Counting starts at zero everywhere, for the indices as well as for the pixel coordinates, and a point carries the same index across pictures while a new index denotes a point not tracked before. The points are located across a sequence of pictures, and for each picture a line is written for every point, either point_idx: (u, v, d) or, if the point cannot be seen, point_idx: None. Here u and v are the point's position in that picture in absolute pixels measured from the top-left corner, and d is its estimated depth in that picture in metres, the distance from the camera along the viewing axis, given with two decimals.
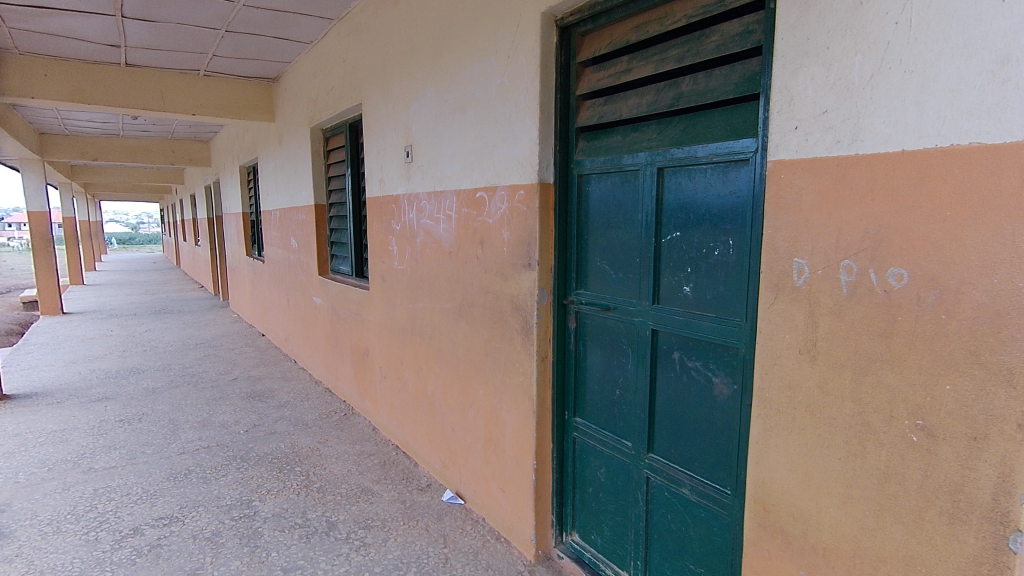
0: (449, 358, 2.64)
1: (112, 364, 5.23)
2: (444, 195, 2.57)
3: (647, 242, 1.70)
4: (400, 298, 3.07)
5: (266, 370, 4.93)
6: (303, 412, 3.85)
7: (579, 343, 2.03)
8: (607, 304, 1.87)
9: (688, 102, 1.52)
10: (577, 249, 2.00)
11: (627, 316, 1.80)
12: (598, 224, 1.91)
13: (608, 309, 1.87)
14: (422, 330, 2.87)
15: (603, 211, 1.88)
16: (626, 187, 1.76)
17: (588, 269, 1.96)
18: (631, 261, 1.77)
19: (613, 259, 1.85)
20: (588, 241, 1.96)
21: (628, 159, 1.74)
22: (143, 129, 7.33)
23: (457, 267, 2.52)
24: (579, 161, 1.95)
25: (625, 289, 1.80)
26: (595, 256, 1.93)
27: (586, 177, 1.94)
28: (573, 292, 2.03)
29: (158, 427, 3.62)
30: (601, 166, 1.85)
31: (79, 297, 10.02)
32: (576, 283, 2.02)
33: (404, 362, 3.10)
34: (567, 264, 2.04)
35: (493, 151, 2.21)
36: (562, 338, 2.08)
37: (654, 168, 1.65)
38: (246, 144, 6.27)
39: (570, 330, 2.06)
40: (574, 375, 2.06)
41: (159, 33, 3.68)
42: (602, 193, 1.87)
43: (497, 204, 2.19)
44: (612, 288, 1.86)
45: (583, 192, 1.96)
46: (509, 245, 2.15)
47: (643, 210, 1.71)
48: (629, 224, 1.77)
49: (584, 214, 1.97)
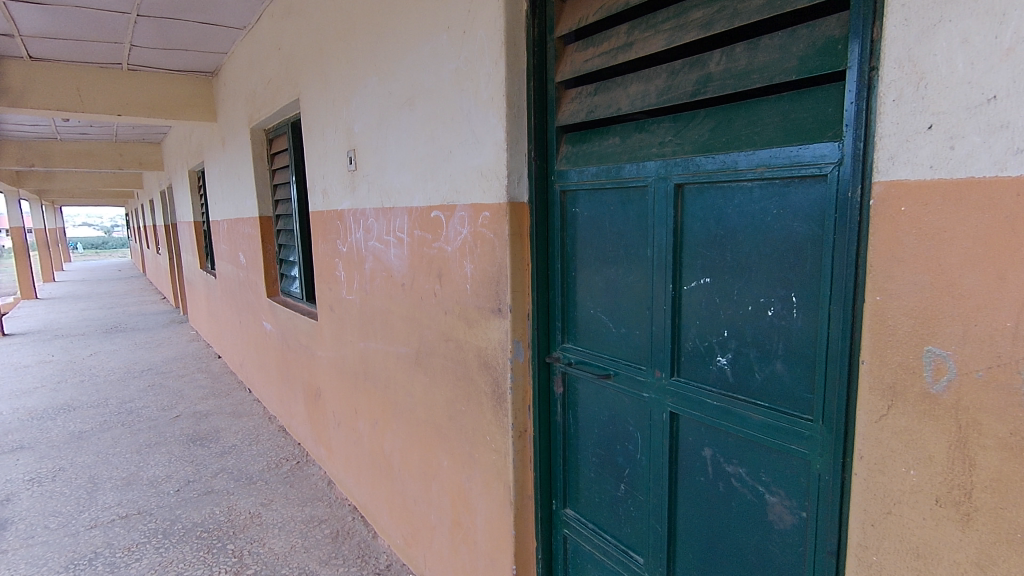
0: (407, 415, 2.13)
1: (41, 400, 4.61)
2: (393, 213, 2.05)
3: (660, 290, 1.20)
4: (351, 334, 2.55)
5: (215, 404, 4.37)
6: (249, 462, 3.31)
7: (570, 413, 1.54)
8: (606, 368, 1.38)
9: (720, 88, 1.03)
10: (563, 290, 1.50)
11: (634, 388, 1.30)
12: (590, 259, 1.41)
13: (606, 376, 1.37)
14: (375, 376, 2.35)
15: (596, 241, 1.38)
16: (630, 211, 1.27)
17: (578, 318, 1.47)
18: (639, 313, 1.27)
19: (611, 309, 1.35)
20: (578, 280, 1.46)
21: (631, 173, 1.23)
22: (81, 132, 6.66)
23: (411, 304, 2.00)
24: (563, 172, 1.44)
25: (631, 350, 1.31)
26: (587, 302, 1.43)
27: (573, 194, 1.43)
28: (559, 347, 1.53)
29: (73, 488, 3.06)
30: (592, 179, 1.35)
31: (26, 315, 9.26)
32: (563, 335, 1.53)
33: (357, 411, 2.58)
34: (550, 309, 1.54)
35: (448, 159, 1.70)
36: (546, 406, 1.58)
37: (670, 185, 1.15)
38: (192, 147, 5.66)
39: (556, 394, 1.57)
40: (563, 455, 1.57)
41: (57, 18, 3.08)
42: (593, 218, 1.37)
43: (456, 228, 1.69)
44: (612, 346, 1.36)
45: (569, 214, 1.46)
46: (473, 282, 1.64)
47: (654, 244, 1.21)
48: (634, 264, 1.27)
49: (571, 243, 1.47)
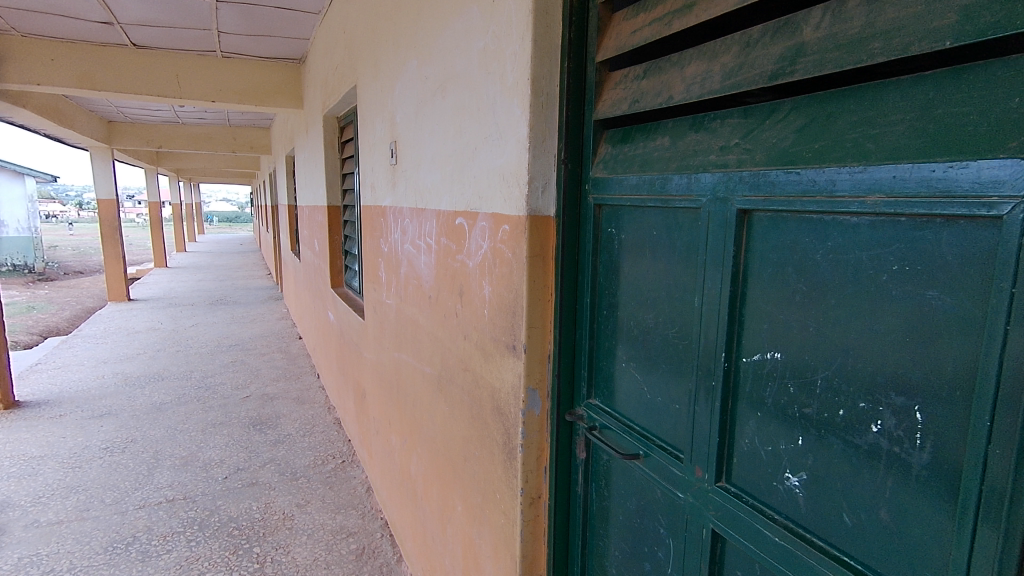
0: (429, 442, 1.90)
1: (138, 367, 4.97)
2: (425, 215, 1.82)
3: (706, 358, 0.84)
4: (388, 342, 2.37)
5: (284, 387, 4.45)
6: (298, 455, 3.28)
7: (594, 487, 1.22)
8: (635, 444, 1.04)
9: (817, 66, 0.66)
10: (593, 332, 1.18)
11: (669, 483, 0.95)
12: (625, 297, 1.06)
13: (635, 457, 1.03)
14: (405, 391, 2.15)
15: (633, 276, 1.03)
16: (676, 243, 0.91)
17: (610, 371, 1.14)
18: (680, 382, 0.92)
19: (647, 369, 1.01)
20: (611, 323, 1.12)
21: (679, 190, 0.88)
22: (198, 117, 7.14)
23: (436, 321, 1.76)
24: (599, 180, 1.11)
25: (668, 430, 0.96)
26: (620, 353, 1.10)
27: (610, 212, 1.09)
28: (585, 402, 1.21)
29: (137, 462, 3.18)
30: (631, 194, 1.00)
31: (153, 281, 10.29)
32: (590, 387, 1.20)
33: (392, 424, 2.41)
34: (577, 353, 1.22)
35: (473, 158, 1.43)
36: (566, 471, 1.27)
37: (731, 211, 0.78)
38: (287, 134, 5.84)
39: (578, 459, 1.25)
40: (583, 535, 1.25)
41: (147, 6, 3.17)
42: (632, 245, 1.03)
43: (477, 241, 1.41)
44: (646, 418, 1.02)
45: (605, 236, 1.12)
46: (490, 308, 1.36)
47: (702, 292, 0.85)
48: (678, 316, 0.92)
49: (605, 273, 1.13)
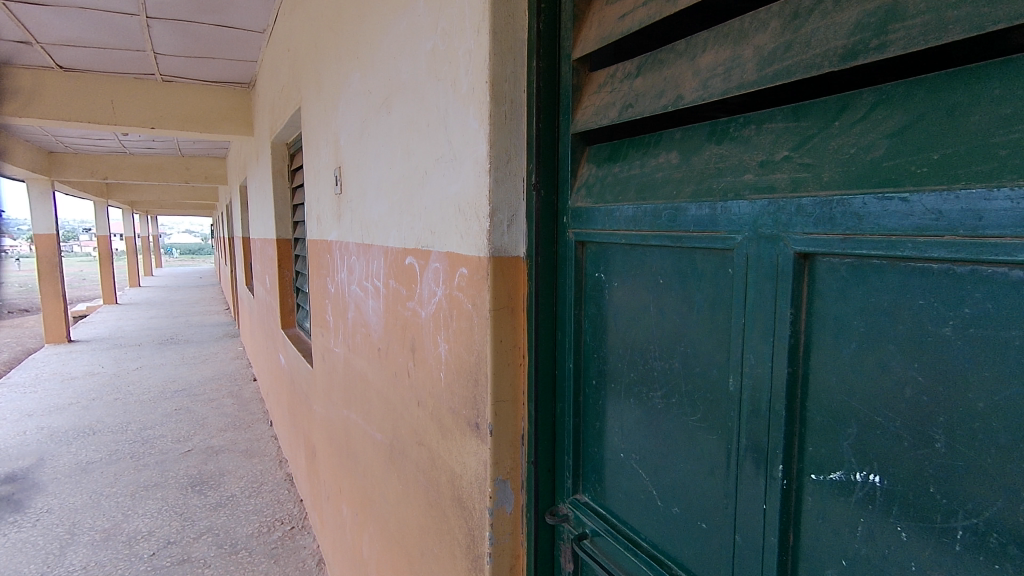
0: (382, 522, 1.58)
1: (68, 420, 4.48)
2: (371, 252, 1.55)
3: (751, 469, 0.58)
4: (337, 396, 2.05)
5: (231, 438, 4.03)
6: (240, 522, 2.87)
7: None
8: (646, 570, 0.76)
9: (926, 33, 0.42)
10: (579, 408, 0.91)
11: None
12: (620, 367, 0.80)
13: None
14: (356, 457, 1.83)
15: (631, 338, 0.77)
16: (693, 297, 0.65)
17: (602, 460, 0.86)
18: (710, 494, 0.65)
19: (655, 465, 0.74)
20: (602, 399, 0.85)
21: (695, 224, 0.63)
22: (146, 146, 6.75)
23: (386, 378, 1.46)
24: (581, 212, 0.85)
25: (694, 559, 0.69)
26: (615, 439, 0.83)
27: (597, 251, 0.83)
28: (571, 498, 0.93)
29: (48, 539, 2.73)
30: (626, 228, 0.75)
31: (99, 320, 9.63)
32: (576, 477, 0.93)
33: (342, 492, 2.07)
34: (559, 433, 0.95)
35: (423, 184, 1.17)
36: None
37: (785, 255, 0.53)
38: (240, 164, 5.51)
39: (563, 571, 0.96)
40: None
41: (67, 23, 2.86)
42: (629, 297, 0.77)
43: (429, 287, 1.14)
44: (657, 534, 0.75)
45: (590, 284, 0.86)
46: (447, 372, 1.08)
47: (740, 373, 0.58)
48: (700, 399, 0.65)
49: (593, 332, 0.86)
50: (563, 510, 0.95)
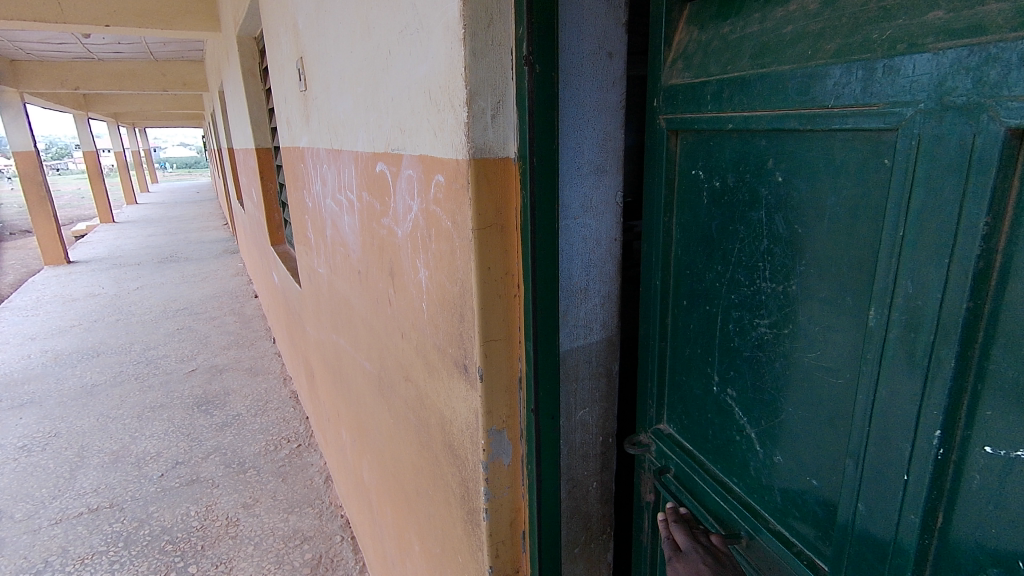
0: (378, 452, 1.48)
1: (70, 342, 4.45)
2: (342, 158, 1.33)
3: (895, 424, 0.48)
4: (326, 319, 1.90)
5: (235, 357, 3.99)
6: (247, 440, 2.85)
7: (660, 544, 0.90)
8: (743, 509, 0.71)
9: None
10: (666, 332, 0.81)
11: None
12: (718, 289, 0.69)
13: (733, 537, 0.73)
14: (349, 383, 1.71)
15: (736, 256, 0.65)
16: (825, 203, 0.54)
17: (688, 390, 0.78)
18: (828, 448, 0.58)
19: (755, 403, 0.66)
20: (691, 323, 0.75)
21: (837, 97, 0.50)
22: (114, 51, 6.21)
23: (368, 304, 1.30)
24: (676, 94, 0.70)
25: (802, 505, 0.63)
26: (704, 368, 0.74)
27: (696, 142, 0.69)
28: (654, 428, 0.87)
29: (58, 463, 2.74)
30: (738, 110, 0.61)
31: (97, 240, 9.48)
32: (660, 407, 0.86)
33: (340, 417, 1.98)
34: (645, 354, 0.86)
35: (387, 69, 0.93)
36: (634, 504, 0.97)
37: (986, 136, 0.39)
38: (215, 66, 5.05)
39: (642, 499, 0.94)
40: None
41: None
42: (735, 201, 0.64)
43: (403, 201, 0.94)
44: (753, 481, 0.69)
45: (682, 182, 0.73)
46: (429, 303, 0.90)
47: (892, 303, 0.47)
48: (822, 328, 0.56)
49: (680, 248, 0.75)
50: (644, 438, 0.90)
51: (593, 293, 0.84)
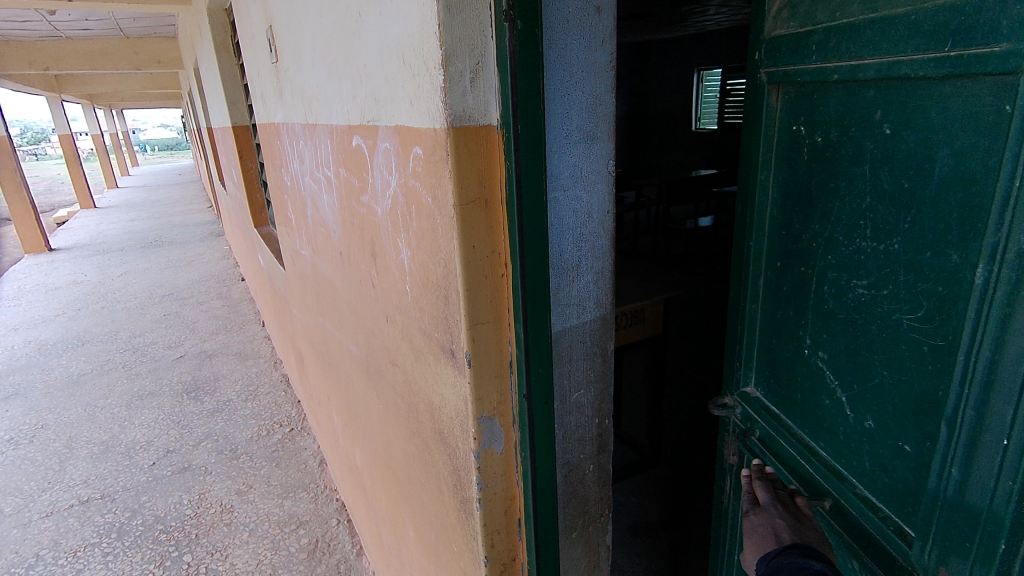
0: (369, 436, 1.44)
1: (54, 332, 4.35)
2: (317, 133, 1.25)
3: (1014, 378, 0.50)
4: (311, 302, 1.84)
5: (223, 342, 3.93)
6: (239, 426, 2.82)
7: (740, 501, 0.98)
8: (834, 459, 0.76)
9: None
10: (762, 291, 0.86)
11: (869, 557, 0.70)
12: (816, 249, 0.73)
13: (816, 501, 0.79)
14: (337, 367, 1.66)
15: (833, 216, 0.69)
16: (933, 158, 0.56)
17: (782, 345, 0.83)
18: (923, 412, 0.61)
19: (848, 367, 0.71)
20: (785, 285, 0.80)
21: (955, 40, 0.52)
22: (82, 28, 5.95)
23: (352, 287, 1.24)
24: (783, 43, 0.74)
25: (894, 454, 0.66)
26: (800, 324, 0.78)
27: (800, 96, 0.73)
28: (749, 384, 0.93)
29: (46, 455, 2.69)
30: (844, 59, 0.64)
31: (77, 227, 9.27)
32: (749, 364, 0.92)
33: (331, 401, 1.94)
34: (737, 313, 0.92)
35: (358, 32, 0.86)
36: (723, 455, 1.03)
37: None
38: (189, 42, 4.85)
39: (726, 460, 1.02)
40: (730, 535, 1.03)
41: None
42: (839, 155, 0.67)
43: (381, 176, 0.88)
44: (842, 445, 0.75)
45: (783, 139, 0.77)
46: (413, 284, 0.85)
47: (1005, 254, 0.50)
48: (928, 285, 0.58)
49: (778, 207, 0.79)
50: (729, 401, 0.98)
51: (585, 269, 0.79)
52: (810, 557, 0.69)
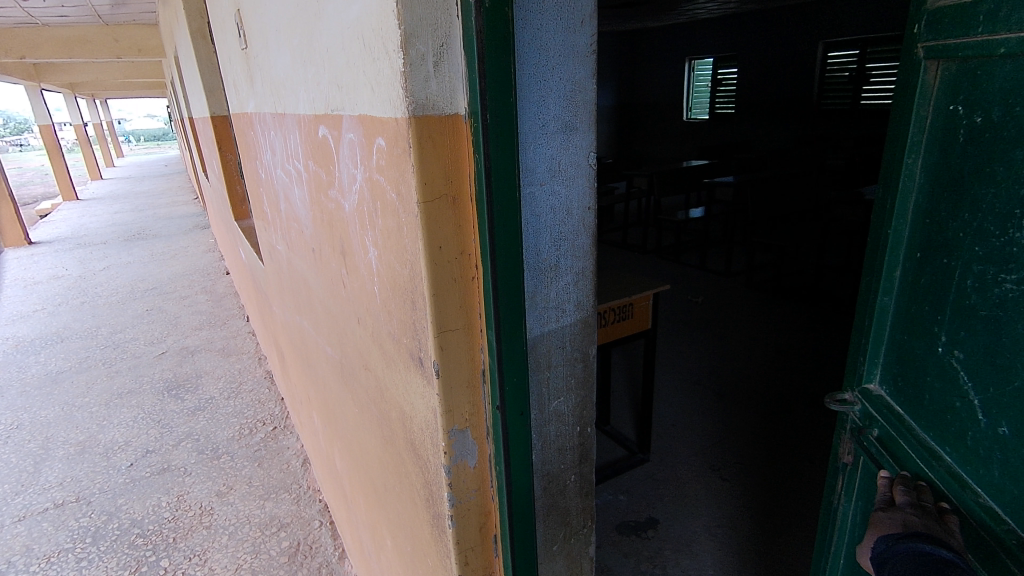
0: (346, 438, 1.38)
1: (32, 328, 4.26)
2: (286, 124, 1.19)
3: None
4: (288, 299, 1.77)
5: (206, 337, 3.85)
6: (221, 424, 2.75)
7: (852, 508, 0.83)
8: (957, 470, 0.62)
9: None
10: (892, 285, 0.70)
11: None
12: (962, 240, 0.59)
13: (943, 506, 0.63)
14: (314, 367, 1.60)
15: (987, 204, 0.55)
16: None
17: (914, 343, 0.67)
18: None
19: (988, 370, 0.57)
20: (922, 279, 0.65)
21: None
22: (59, 14, 5.79)
23: (324, 285, 1.18)
24: (945, 17, 0.59)
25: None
26: (933, 323, 0.64)
27: (962, 71, 0.58)
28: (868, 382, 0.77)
29: (21, 456, 2.62)
30: (1015, 30, 0.50)
31: (60, 219, 9.12)
32: (873, 363, 0.75)
33: (310, 402, 1.87)
34: (862, 308, 0.76)
35: (320, 15, 0.79)
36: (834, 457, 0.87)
37: None
38: (169, 29, 4.73)
39: (839, 460, 0.86)
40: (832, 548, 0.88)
41: None
42: (1001, 136, 0.53)
43: (346, 170, 0.82)
44: (970, 454, 0.61)
45: (935, 120, 0.61)
46: (380, 285, 0.79)
47: None
48: None
49: (921, 195, 0.64)
50: (846, 396, 0.81)
51: (564, 270, 0.74)
52: (939, 545, 0.56)
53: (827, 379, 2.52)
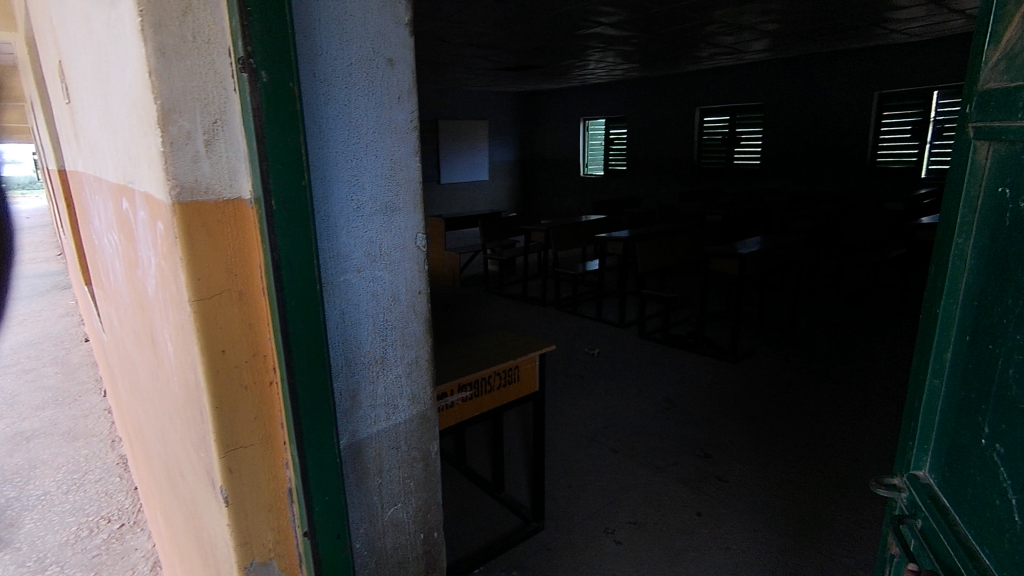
0: (178, 550, 1.17)
1: None
2: (103, 195, 1.05)
3: None
4: (125, 383, 1.55)
5: (48, 419, 3.33)
6: (53, 527, 2.32)
7: None
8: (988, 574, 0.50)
9: None
10: (945, 371, 0.59)
11: None
12: (1010, 323, 0.49)
13: None
14: (151, 463, 1.38)
15: None
16: None
17: (964, 434, 0.56)
18: None
19: None
20: (971, 365, 0.55)
21: None
22: None
23: (146, 377, 1.02)
24: (994, 100, 0.51)
25: None
26: (980, 412, 0.53)
27: (1013, 153, 0.49)
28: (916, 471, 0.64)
29: None
30: None
31: None
32: (924, 451, 0.63)
33: (153, 499, 1.62)
34: (913, 391, 0.65)
35: (110, 81, 0.70)
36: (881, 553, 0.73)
37: None
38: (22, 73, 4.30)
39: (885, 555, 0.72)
40: None
41: None
42: None
43: (143, 253, 0.71)
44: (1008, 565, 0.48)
45: (986, 201, 0.53)
46: (178, 388, 0.68)
47: None
48: None
49: (975, 279, 0.54)
50: (895, 481, 0.67)
51: (394, 361, 0.67)
52: None
53: (707, 415, 2.57)
